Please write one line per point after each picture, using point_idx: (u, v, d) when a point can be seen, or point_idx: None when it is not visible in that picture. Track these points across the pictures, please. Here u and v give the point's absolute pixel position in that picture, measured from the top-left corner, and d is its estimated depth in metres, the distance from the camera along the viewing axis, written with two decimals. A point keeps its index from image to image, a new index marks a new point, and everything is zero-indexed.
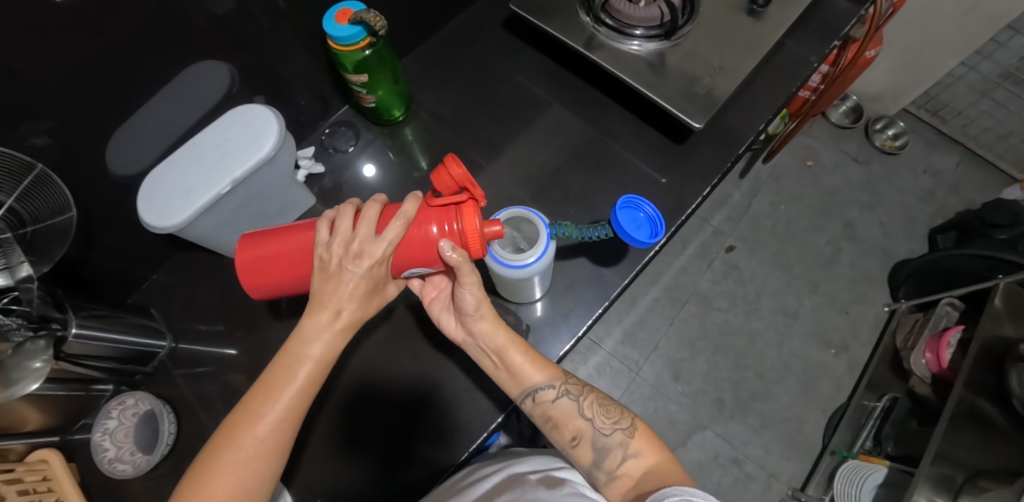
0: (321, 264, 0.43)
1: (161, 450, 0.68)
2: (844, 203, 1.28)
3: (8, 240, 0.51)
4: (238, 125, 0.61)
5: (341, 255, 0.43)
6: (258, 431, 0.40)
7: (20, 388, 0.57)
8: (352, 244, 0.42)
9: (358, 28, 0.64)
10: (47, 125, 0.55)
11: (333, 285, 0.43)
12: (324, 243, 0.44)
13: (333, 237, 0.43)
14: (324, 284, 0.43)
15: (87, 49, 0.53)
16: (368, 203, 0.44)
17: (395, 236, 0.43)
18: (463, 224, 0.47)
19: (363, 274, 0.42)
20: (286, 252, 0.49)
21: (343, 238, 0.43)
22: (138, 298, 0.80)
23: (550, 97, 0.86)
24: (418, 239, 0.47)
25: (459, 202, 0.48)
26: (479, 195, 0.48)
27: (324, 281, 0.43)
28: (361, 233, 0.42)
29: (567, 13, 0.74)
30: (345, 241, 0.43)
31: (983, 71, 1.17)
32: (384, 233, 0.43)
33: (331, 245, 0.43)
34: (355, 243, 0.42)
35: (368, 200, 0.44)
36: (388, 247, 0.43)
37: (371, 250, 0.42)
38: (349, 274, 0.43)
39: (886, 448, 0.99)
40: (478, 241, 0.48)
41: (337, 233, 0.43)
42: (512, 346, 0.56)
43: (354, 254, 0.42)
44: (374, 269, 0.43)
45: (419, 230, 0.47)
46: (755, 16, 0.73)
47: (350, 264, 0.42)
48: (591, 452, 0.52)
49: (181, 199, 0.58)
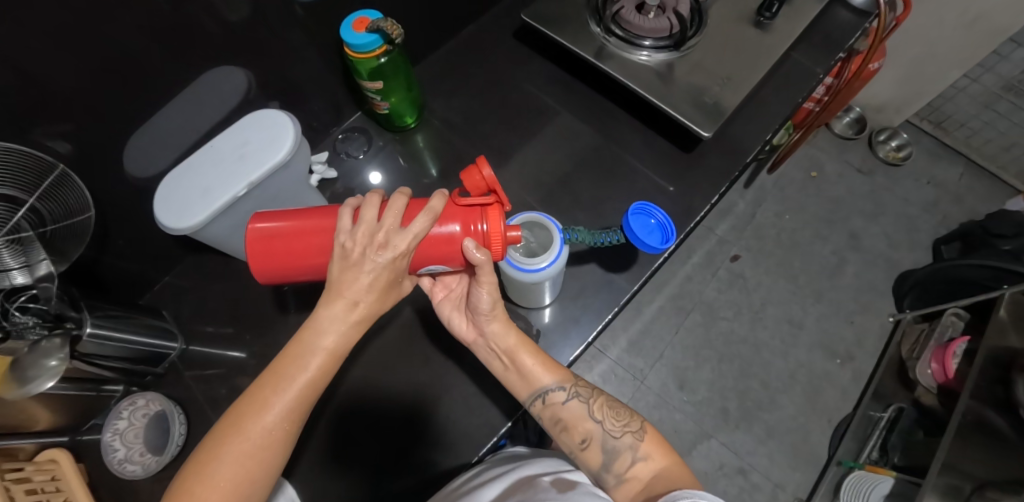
0: (341, 252, 0.42)
1: (172, 450, 0.68)
2: (848, 213, 1.29)
3: (29, 238, 0.52)
4: (260, 129, 0.63)
5: (364, 245, 0.42)
6: (266, 421, 0.41)
7: (37, 385, 0.57)
8: (377, 235, 0.42)
9: (375, 36, 0.65)
10: (63, 128, 0.56)
11: (353, 274, 0.42)
12: (346, 232, 0.43)
13: (357, 226, 0.42)
14: (343, 272, 0.42)
15: (104, 53, 0.54)
16: (395, 196, 0.44)
17: (422, 229, 0.43)
18: (487, 225, 0.48)
19: (385, 266, 0.42)
20: (300, 237, 0.47)
21: (367, 227, 0.42)
22: (150, 299, 0.80)
23: (560, 106, 0.88)
24: (441, 237, 0.48)
25: (485, 204, 0.49)
26: (505, 199, 0.50)
27: (342, 269, 0.42)
28: (387, 224, 0.42)
29: (578, 24, 0.75)
30: (369, 231, 0.42)
31: (985, 83, 1.18)
32: (411, 226, 0.43)
33: (354, 234, 0.42)
34: (380, 234, 0.42)
35: (395, 192, 0.44)
36: (413, 239, 0.43)
37: (396, 242, 0.42)
38: (370, 265, 0.42)
39: (892, 459, 1.00)
40: (500, 243, 0.49)
41: (362, 222, 0.42)
42: (523, 347, 0.57)
43: (378, 245, 0.42)
44: (396, 261, 0.43)
45: (444, 227, 0.47)
46: (762, 28, 0.74)
47: (374, 254, 0.42)
48: (600, 454, 0.52)
49: (199, 200, 0.59)
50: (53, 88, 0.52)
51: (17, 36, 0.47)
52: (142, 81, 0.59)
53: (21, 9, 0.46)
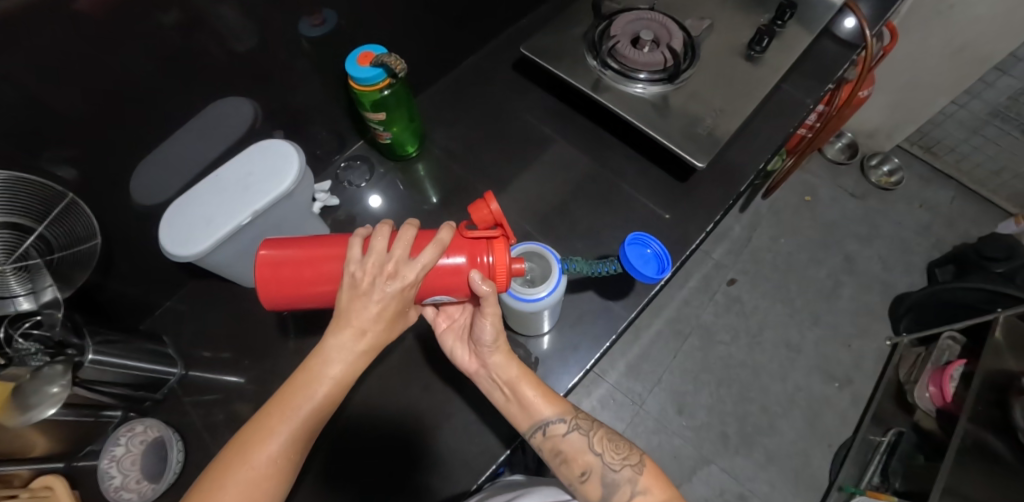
0: (350, 281, 0.43)
1: (167, 479, 0.68)
2: (843, 236, 1.30)
3: (37, 266, 0.53)
4: (266, 161, 0.64)
5: (374, 275, 0.43)
6: (271, 449, 0.41)
7: (37, 413, 0.56)
8: (387, 265, 0.43)
9: (379, 70, 0.68)
10: (69, 154, 0.57)
11: (362, 303, 0.43)
12: (356, 262, 0.43)
13: (368, 256, 0.43)
14: (353, 302, 0.43)
15: (115, 83, 0.56)
16: (404, 226, 0.45)
17: (430, 260, 0.44)
18: (493, 258, 0.50)
19: (393, 296, 0.43)
20: (309, 266, 0.48)
21: (377, 258, 0.43)
22: (150, 325, 0.81)
23: (558, 135, 0.90)
24: (447, 268, 0.49)
25: (491, 237, 0.51)
26: (510, 233, 0.52)
27: (352, 298, 0.43)
28: (397, 255, 0.43)
29: (575, 58, 0.78)
30: (379, 262, 0.43)
31: (973, 109, 1.21)
32: (420, 256, 0.44)
33: (364, 264, 0.43)
34: (389, 264, 0.43)
35: (404, 224, 0.45)
36: (421, 270, 0.44)
37: (405, 273, 0.43)
38: (379, 295, 0.43)
39: (894, 484, 0.98)
40: (505, 275, 0.50)
41: (372, 252, 0.43)
42: (524, 379, 0.58)
43: (387, 275, 0.43)
44: (404, 291, 0.43)
45: (450, 259, 0.49)
46: (753, 61, 0.77)
47: (382, 283, 0.43)
48: (600, 488, 0.52)
49: (202, 228, 0.60)
50: (64, 115, 0.54)
51: (30, 65, 0.49)
52: (151, 110, 0.61)
53: (36, 41, 0.47)
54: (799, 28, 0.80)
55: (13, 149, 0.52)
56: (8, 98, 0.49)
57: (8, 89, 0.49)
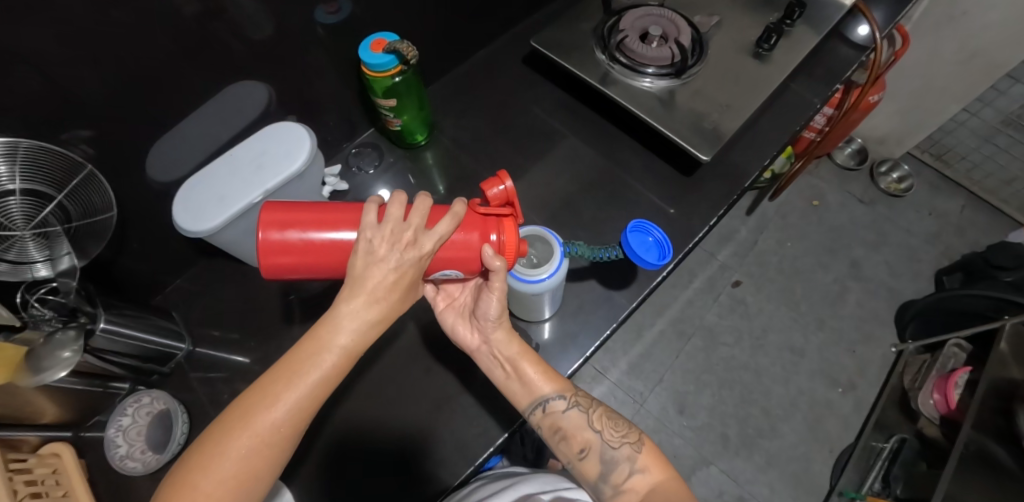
0: (366, 247, 0.44)
1: (172, 449, 0.69)
2: (850, 242, 1.30)
3: (56, 233, 0.55)
4: (280, 141, 0.66)
5: (391, 243, 0.44)
6: (275, 416, 0.42)
7: (49, 376, 0.58)
8: (405, 234, 0.44)
9: (391, 56, 0.70)
10: (86, 134, 0.59)
11: (377, 270, 0.43)
12: (371, 228, 0.44)
13: (385, 224, 0.44)
14: (368, 268, 0.44)
15: (134, 67, 0.58)
16: (421, 197, 0.46)
17: (445, 231, 0.46)
18: (504, 235, 0.51)
19: (410, 264, 0.44)
20: (319, 232, 0.49)
21: (394, 226, 0.44)
22: (160, 302, 0.83)
23: (565, 129, 0.91)
24: (459, 242, 0.50)
25: (501, 216, 0.53)
26: (518, 211, 0.54)
27: (367, 264, 0.44)
28: (414, 224, 0.45)
29: (584, 51, 0.79)
30: (396, 230, 0.44)
31: (985, 117, 1.21)
32: (436, 227, 0.45)
33: (382, 231, 0.44)
34: (407, 233, 0.44)
35: (420, 195, 0.47)
36: (438, 242, 0.46)
37: (423, 242, 0.45)
38: (394, 263, 0.44)
39: (896, 490, 0.97)
40: (514, 252, 0.52)
41: (390, 220, 0.44)
42: (525, 357, 0.58)
43: (405, 243, 0.44)
44: (420, 261, 0.45)
45: (463, 234, 0.50)
46: (760, 59, 0.78)
47: (400, 251, 0.44)
48: (598, 465, 0.53)
49: (215, 206, 0.62)
50: (83, 96, 0.56)
51: (48, 41, 0.50)
52: (168, 90, 0.62)
53: (52, 18, 0.49)
54: (807, 27, 0.80)
55: (26, 124, 0.54)
56: (24, 75, 0.51)
57: (20, 65, 0.50)
